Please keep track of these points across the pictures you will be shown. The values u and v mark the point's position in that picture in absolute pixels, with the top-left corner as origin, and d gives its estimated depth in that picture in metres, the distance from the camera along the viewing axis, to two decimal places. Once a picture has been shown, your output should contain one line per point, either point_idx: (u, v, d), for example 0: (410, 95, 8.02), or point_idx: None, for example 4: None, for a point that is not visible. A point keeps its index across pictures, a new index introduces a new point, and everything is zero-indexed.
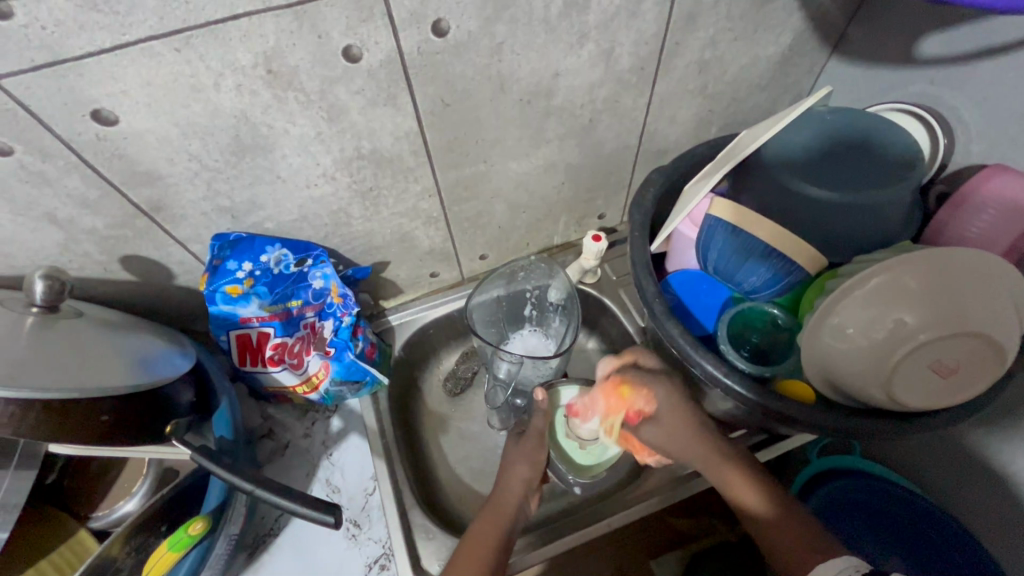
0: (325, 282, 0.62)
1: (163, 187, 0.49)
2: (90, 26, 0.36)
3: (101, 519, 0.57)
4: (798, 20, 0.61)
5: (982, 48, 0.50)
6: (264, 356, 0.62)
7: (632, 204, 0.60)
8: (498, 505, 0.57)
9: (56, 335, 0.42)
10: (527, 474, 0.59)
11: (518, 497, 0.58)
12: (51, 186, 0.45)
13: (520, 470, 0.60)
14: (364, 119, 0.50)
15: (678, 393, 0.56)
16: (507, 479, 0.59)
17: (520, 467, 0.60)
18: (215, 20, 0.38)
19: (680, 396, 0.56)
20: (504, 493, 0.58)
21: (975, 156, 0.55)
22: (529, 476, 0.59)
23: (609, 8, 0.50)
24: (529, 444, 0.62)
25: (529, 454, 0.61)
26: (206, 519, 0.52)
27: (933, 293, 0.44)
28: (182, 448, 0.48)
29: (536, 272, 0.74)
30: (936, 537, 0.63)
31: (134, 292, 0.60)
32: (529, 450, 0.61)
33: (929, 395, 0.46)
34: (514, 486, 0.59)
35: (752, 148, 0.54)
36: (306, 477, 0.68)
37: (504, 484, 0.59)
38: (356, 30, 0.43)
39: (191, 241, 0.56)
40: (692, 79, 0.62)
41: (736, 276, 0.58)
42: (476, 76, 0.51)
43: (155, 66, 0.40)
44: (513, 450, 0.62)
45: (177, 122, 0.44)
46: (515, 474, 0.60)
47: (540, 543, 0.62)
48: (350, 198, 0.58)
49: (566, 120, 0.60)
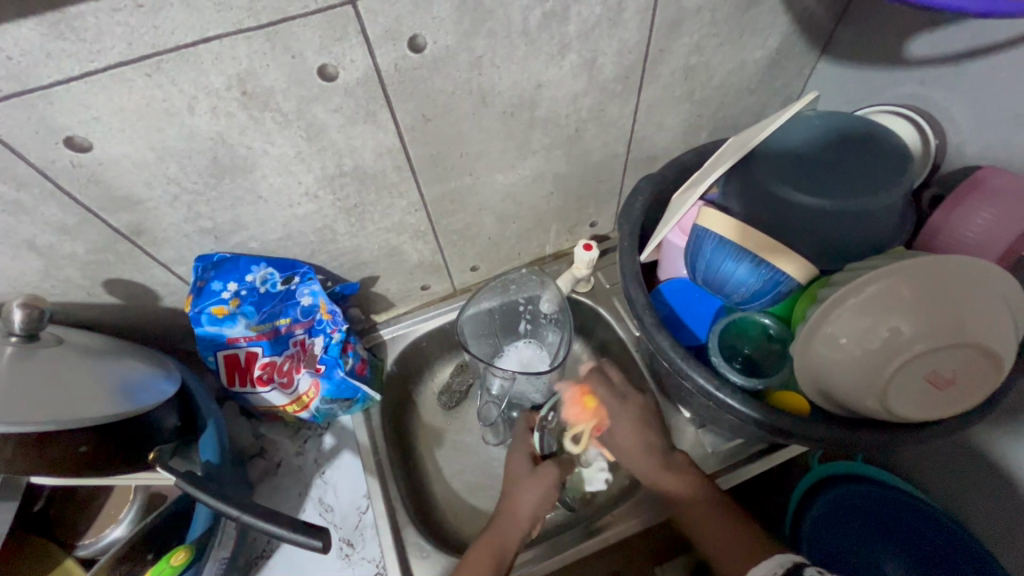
0: (313, 298, 0.62)
1: (143, 212, 0.49)
2: (56, 54, 0.35)
3: (89, 547, 0.56)
4: (784, 24, 0.60)
5: (972, 48, 0.49)
6: (252, 376, 0.62)
7: (621, 214, 0.60)
8: (501, 531, 0.56)
9: (36, 365, 0.42)
10: (534, 507, 0.58)
11: (521, 532, 0.56)
12: (28, 215, 0.45)
13: (530, 497, 0.58)
14: (344, 137, 0.49)
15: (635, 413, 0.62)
16: (511, 510, 0.58)
17: (528, 501, 0.58)
18: (184, 44, 0.38)
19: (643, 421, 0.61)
20: (503, 521, 0.57)
21: (970, 158, 0.54)
22: (534, 511, 0.57)
23: (589, 18, 0.49)
24: (550, 477, 0.59)
25: (541, 488, 0.59)
26: (189, 548, 0.51)
27: (927, 302, 0.43)
28: (166, 474, 0.47)
29: (528, 284, 0.73)
30: (941, 539, 0.61)
31: (120, 314, 0.60)
32: (543, 484, 0.59)
33: (926, 407, 0.45)
34: (517, 521, 0.57)
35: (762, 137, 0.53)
36: (298, 496, 0.67)
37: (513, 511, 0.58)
38: (330, 48, 0.42)
39: (174, 263, 0.56)
40: (679, 86, 0.61)
41: (727, 287, 0.55)
42: (457, 91, 0.50)
43: (127, 92, 0.39)
44: (519, 475, 0.60)
45: (153, 147, 0.43)
46: (522, 496, 0.58)
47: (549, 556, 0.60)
48: (335, 215, 0.57)
49: (552, 131, 0.59)
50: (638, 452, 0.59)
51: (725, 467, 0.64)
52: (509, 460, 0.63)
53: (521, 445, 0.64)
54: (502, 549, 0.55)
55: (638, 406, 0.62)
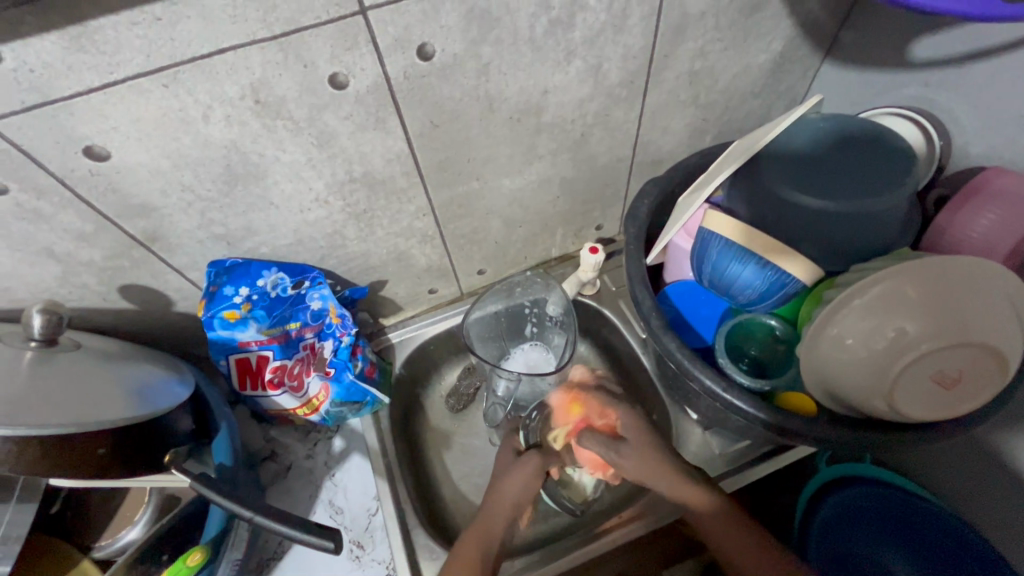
0: (323, 303, 0.63)
1: (158, 219, 0.50)
2: (78, 66, 0.36)
3: (105, 548, 0.57)
4: (788, 28, 0.60)
5: (975, 50, 0.49)
6: (264, 380, 0.63)
7: (627, 217, 0.60)
8: (485, 523, 0.56)
9: (55, 369, 0.43)
10: (516, 497, 0.58)
11: (505, 523, 0.57)
12: (47, 222, 0.46)
13: (514, 485, 0.59)
14: (354, 144, 0.50)
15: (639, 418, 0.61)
16: (495, 499, 0.58)
17: (511, 490, 0.58)
18: (200, 55, 0.38)
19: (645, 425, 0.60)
20: (489, 510, 0.58)
21: (975, 159, 0.54)
22: (517, 500, 0.58)
23: (595, 25, 0.50)
24: (530, 467, 0.60)
25: (523, 478, 0.59)
26: (204, 549, 0.52)
27: (932, 303, 0.44)
28: (181, 477, 0.48)
29: (533, 288, 0.74)
30: (952, 546, 0.61)
31: (134, 319, 0.61)
32: (525, 474, 0.59)
33: (933, 407, 0.45)
34: (500, 507, 0.58)
35: (766, 140, 0.53)
36: (308, 498, 0.68)
37: (495, 500, 0.58)
38: (341, 58, 0.43)
39: (188, 269, 0.57)
40: (684, 90, 0.62)
41: (732, 289, 0.55)
42: (464, 98, 0.51)
43: (144, 103, 0.40)
44: (505, 465, 0.62)
45: (168, 155, 0.44)
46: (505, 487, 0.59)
47: (558, 558, 0.61)
48: (345, 220, 0.58)
49: (557, 136, 0.60)
50: (652, 462, 0.56)
51: (734, 468, 0.63)
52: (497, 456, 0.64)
53: (505, 443, 0.65)
54: (487, 540, 0.55)
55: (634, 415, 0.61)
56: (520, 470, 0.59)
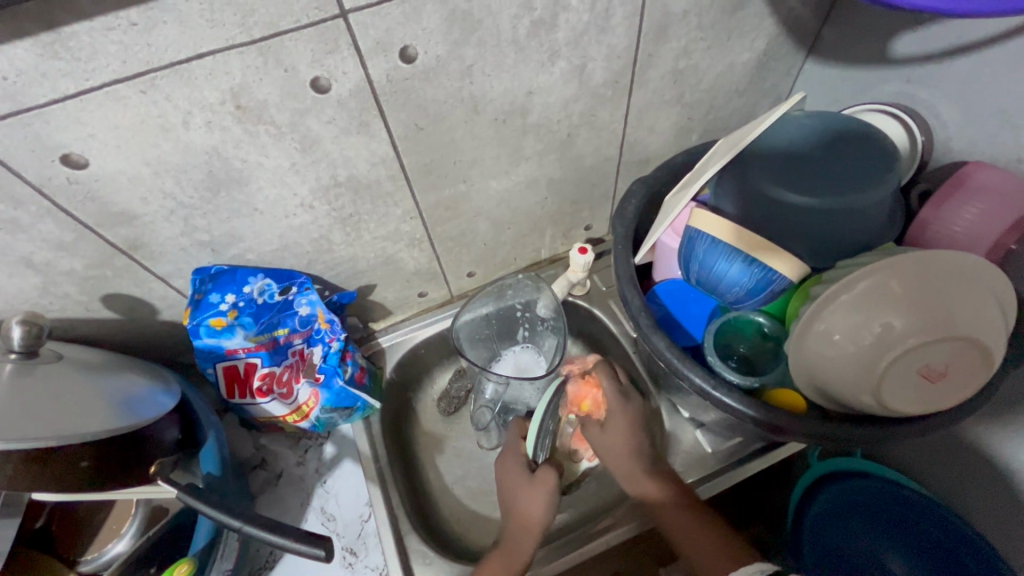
0: (311, 308, 0.62)
1: (139, 226, 0.49)
2: (51, 73, 0.36)
3: (91, 562, 0.57)
4: (771, 25, 0.60)
5: (954, 45, 0.50)
6: (252, 387, 0.62)
7: (614, 216, 0.60)
8: (509, 547, 0.57)
9: (36, 381, 0.42)
10: (541, 511, 0.59)
11: (532, 542, 0.58)
12: (25, 231, 0.45)
13: (535, 501, 0.59)
14: (339, 147, 0.50)
15: (629, 419, 0.63)
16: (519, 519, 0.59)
17: (534, 507, 0.59)
18: (178, 60, 0.38)
19: (633, 423, 0.63)
20: (515, 532, 0.58)
21: (957, 154, 0.54)
22: (543, 518, 0.59)
23: (578, 25, 0.50)
24: (548, 482, 0.60)
25: (542, 495, 0.60)
26: (191, 561, 0.51)
27: (916, 298, 0.44)
28: (167, 487, 0.47)
29: (523, 289, 0.73)
30: (939, 532, 0.61)
31: (119, 329, 0.60)
32: (545, 489, 0.60)
33: (919, 400, 0.46)
34: (527, 526, 0.58)
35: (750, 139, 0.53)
36: (300, 506, 0.67)
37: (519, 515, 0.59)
38: (322, 61, 0.42)
39: (171, 276, 0.56)
40: (668, 89, 0.62)
41: (720, 286, 0.55)
42: (448, 99, 0.50)
43: (122, 109, 0.39)
44: (519, 484, 0.61)
45: (149, 162, 0.44)
46: (527, 503, 0.60)
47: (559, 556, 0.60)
48: (331, 225, 0.58)
49: (544, 137, 0.60)
50: (624, 456, 0.62)
51: (725, 467, 0.63)
52: (506, 466, 0.63)
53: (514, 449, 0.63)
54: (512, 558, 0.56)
55: (628, 410, 0.64)
56: (541, 487, 0.60)
